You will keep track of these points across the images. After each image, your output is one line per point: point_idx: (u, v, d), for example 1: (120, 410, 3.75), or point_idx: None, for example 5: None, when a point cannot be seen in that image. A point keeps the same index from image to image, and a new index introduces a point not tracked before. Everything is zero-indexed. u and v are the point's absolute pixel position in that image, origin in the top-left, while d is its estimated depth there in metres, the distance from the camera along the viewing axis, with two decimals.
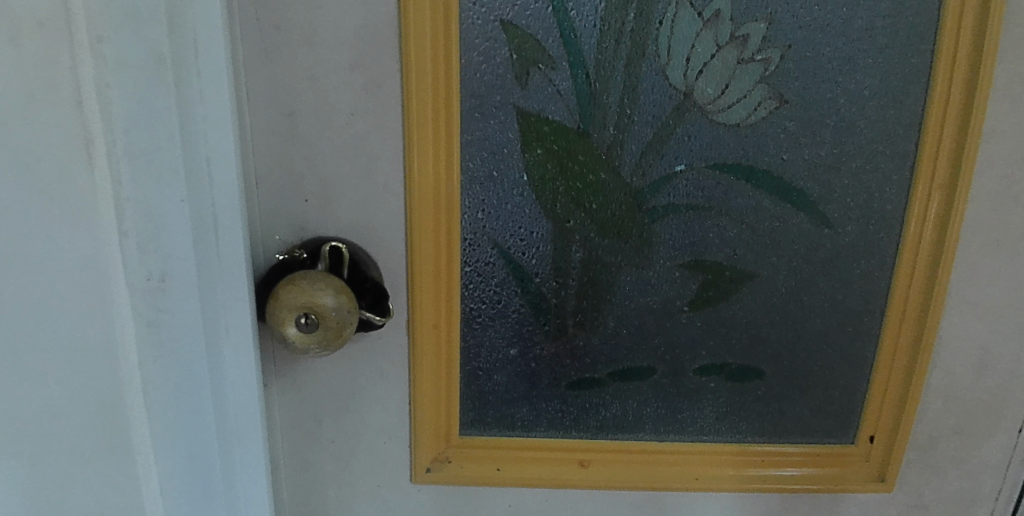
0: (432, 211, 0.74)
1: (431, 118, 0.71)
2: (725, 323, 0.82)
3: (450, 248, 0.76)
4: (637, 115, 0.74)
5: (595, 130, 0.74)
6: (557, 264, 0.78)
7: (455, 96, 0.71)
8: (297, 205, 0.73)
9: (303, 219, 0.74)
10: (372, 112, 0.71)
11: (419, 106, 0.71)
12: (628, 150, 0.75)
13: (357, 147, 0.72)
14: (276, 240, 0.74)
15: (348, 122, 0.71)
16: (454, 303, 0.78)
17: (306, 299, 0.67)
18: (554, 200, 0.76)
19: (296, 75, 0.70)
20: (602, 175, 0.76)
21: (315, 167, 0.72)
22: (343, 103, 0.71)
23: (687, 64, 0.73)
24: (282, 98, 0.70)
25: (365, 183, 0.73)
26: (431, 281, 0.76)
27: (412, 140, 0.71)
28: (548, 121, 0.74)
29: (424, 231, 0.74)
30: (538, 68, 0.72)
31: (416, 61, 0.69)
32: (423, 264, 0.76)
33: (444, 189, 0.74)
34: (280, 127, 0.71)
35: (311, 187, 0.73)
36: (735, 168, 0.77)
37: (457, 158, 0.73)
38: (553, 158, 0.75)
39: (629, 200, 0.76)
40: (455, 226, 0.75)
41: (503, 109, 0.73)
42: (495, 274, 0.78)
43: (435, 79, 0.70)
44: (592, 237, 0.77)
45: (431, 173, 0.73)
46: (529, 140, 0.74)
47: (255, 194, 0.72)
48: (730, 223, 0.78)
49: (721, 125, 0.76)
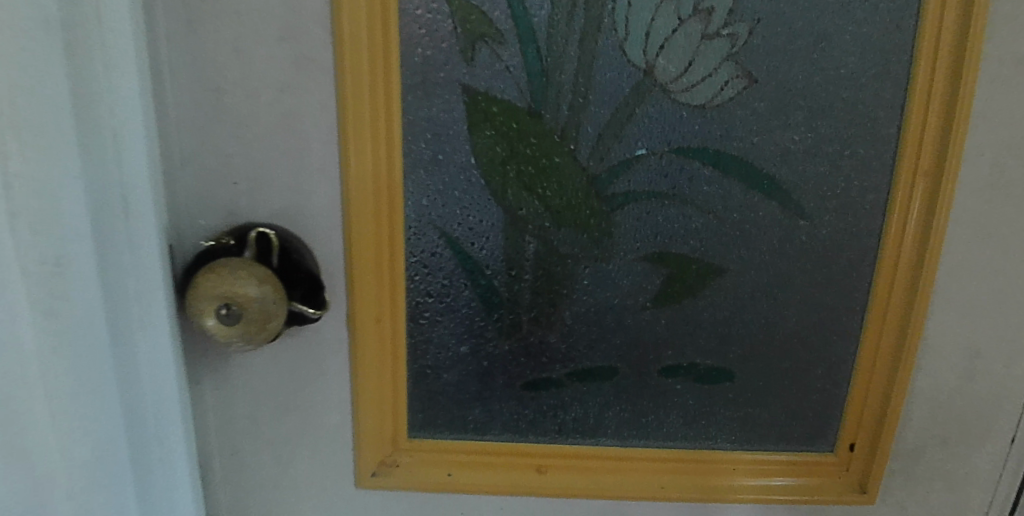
0: (372, 197, 0.69)
1: (368, 96, 0.66)
2: (692, 321, 0.76)
3: (393, 238, 0.71)
4: (593, 94, 0.69)
5: (548, 110, 0.69)
6: (510, 255, 0.73)
7: (394, 73, 0.66)
8: (227, 189, 0.68)
9: (234, 204, 0.69)
10: (304, 89, 0.66)
11: (354, 83, 0.65)
12: (584, 132, 0.70)
13: (289, 127, 0.67)
14: (205, 227, 0.69)
15: (280, 99, 0.66)
16: (398, 297, 0.73)
17: (227, 289, 0.62)
18: (505, 186, 0.71)
19: (221, 48, 0.65)
20: (556, 160, 0.70)
21: (245, 149, 0.67)
22: (273, 79, 0.66)
23: (647, 39, 0.68)
24: (206, 72, 0.65)
25: (299, 166, 0.68)
26: (372, 273, 0.71)
27: (348, 120, 0.66)
28: (496, 101, 0.68)
29: (363, 218, 0.69)
30: (486, 42, 0.67)
31: (350, 33, 0.64)
32: (363, 254, 0.70)
33: (384, 174, 0.69)
34: (205, 104, 0.66)
35: (241, 169, 0.68)
36: (701, 153, 0.71)
37: (397, 140, 0.68)
38: (503, 141, 0.69)
39: (586, 187, 0.71)
40: (398, 214, 0.70)
41: (447, 87, 0.68)
42: (443, 266, 0.73)
43: (371, 53, 0.65)
44: (546, 226, 0.72)
45: (369, 156, 0.68)
46: (476, 121, 0.69)
47: (180, 178, 0.68)
48: (696, 213, 0.73)
49: (686, 106, 0.70)
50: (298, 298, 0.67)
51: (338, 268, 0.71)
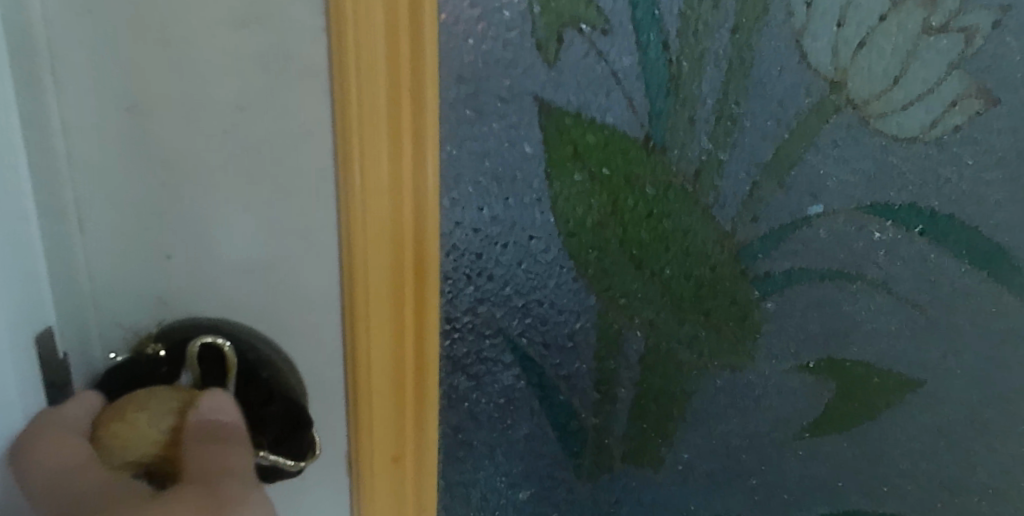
0: (390, 281, 0.43)
1: (387, 120, 0.40)
2: (864, 455, 0.51)
3: (421, 340, 0.45)
4: (747, 118, 0.43)
5: (676, 144, 0.43)
6: (601, 363, 0.47)
7: (431, 83, 0.40)
8: (155, 266, 0.42)
9: (168, 289, 0.43)
10: (278, 106, 0.39)
11: (366, 98, 0.39)
12: (730, 180, 0.44)
13: (254, 169, 0.40)
14: (122, 323, 0.43)
15: (237, 123, 0.39)
16: (427, 426, 0.47)
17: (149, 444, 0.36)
18: (600, 262, 0.45)
19: (134, 32, 0.37)
20: (683, 223, 0.44)
21: (183, 203, 0.41)
22: (225, 88, 0.39)
23: (839, 31, 0.42)
24: (111, 76, 0.38)
25: (270, 231, 0.41)
26: (388, 396, 0.45)
27: (354, 159, 0.39)
28: (594, 127, 0.42)
29: (376, 314, 0.43)
30: (581, 32, 0.41)
31: (357, 14, 0.37)
32: (374, 367, 0.44)
33: (410, 244, 0.43)
34: (112, 131, 0.39)
35: (177, 236, 0.42)
36: (905, 211, 0.46)
37: (431, 190, 0.42)
38: (601, 191, 0.43)
39: (725, 265, 0.45)
40: (430, 305, 0.45)
41: (515, 104, 0.42)
42: (496, 379, 0.47)
43: (393, 49, 0.39)
44: (660, 322, 0.46)
45: (387, 217, 0.41)
46: (560, 159, 0.43)
47: (78, 247, 0.41)
48: (887, 302, 0.47)
49: (889, 138, 0.44)
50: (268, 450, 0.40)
51: (333, 390, 0.44)
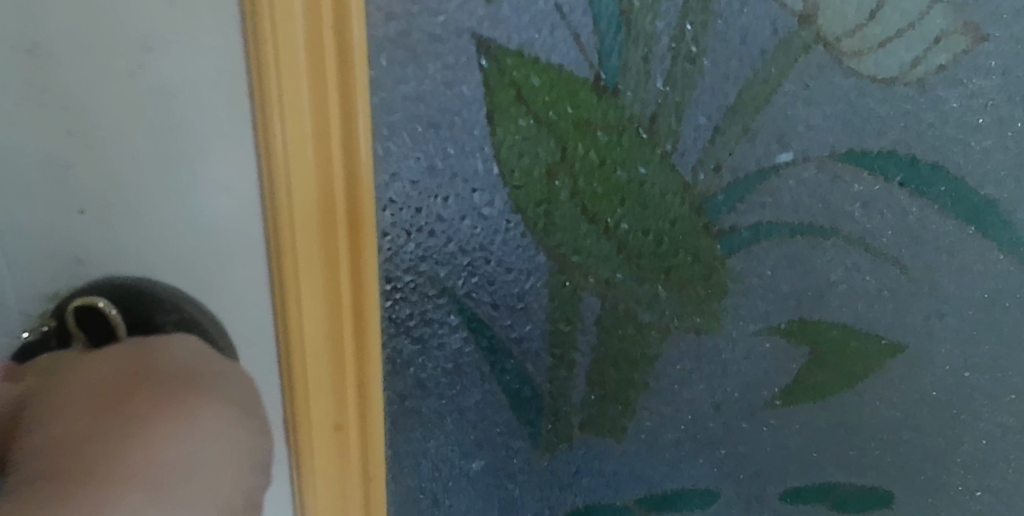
0: (320, 236, 0.40)
1: (307, 61, 0.37)
2: (841, 425, 0.48)
3: (360, 301, 0.43)
4: (706, 55, 0.39)
5: (628, 85, 0.39)
6: (555, 325, 0.44)
7: (355, 20, 0.37)
8: (68, 223, 0.39)
9: (84, 249, 0.40)
10: (187, 44, 0.36)
11: (281, 35, 0.36)
12: (689, 124, 0.40)
13: (169, 116, 0.37)
14: (36, 285, 0.40)
15: (144, 63, 0.36)
16: (370, 391, 0.45)
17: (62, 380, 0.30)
18: (550, 215, 0.41)
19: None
20: (639, 172, 0.41)
21: (94, 155, 0.38)
22: (128, 25, 0.35)
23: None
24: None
25: (190, 183, 0.38)
26: (326, 357, 0.43)
27: (274, 105, 0.37)
28: (538, 67, 0.39)
29: (307, 272, 0.40)
30: None
31: None
32: (308, 327, 0.42)
33: (341, 197, 0.40)
34: (5, 76, 0.35)
35: (89, 190, 0.38)
36: (885, 160, 0.42)
37: (362, 139, 0.39)
38: (548, 138, 0.40)
39: (686, 218, 0.42)
40: (368, 263, 0.42)
41: (450, 44, 0.38)
42: (443, 343, 0.44)
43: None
44: (616, 280, 0.43)
45: (313, 167, 0.39)
46: (503, 103, 0.39)
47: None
48: (865, 259, 0.43)
49: (866, 78, 0.40)
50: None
51: (264, 352, 0.42)
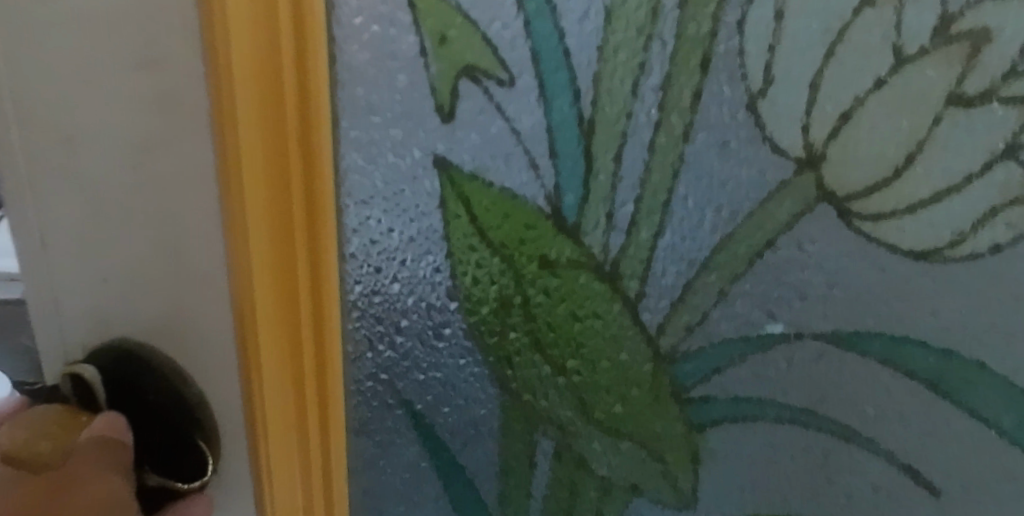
0: (286, 338, 0.39)
1: (269, 167, 0.35)
2: None
3: (326, 401, 0.41)
4: (678, 202, 0.34)
5: (589, 226, 0.35)
6: (509, 458, 0.41)
7: (324, 129, 0.35)
8: (76, 297, 0.40)
9: (91, 322, 0.41)
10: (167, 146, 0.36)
11: (246, 142, 0.34)
12: (656, 275, 0.35)
13: (155, 211, 0.37)
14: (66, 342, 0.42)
15: (133, 161, 0.36)
16: (334, 487, 0.44)
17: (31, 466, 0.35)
18: (502, 346, 0.39)
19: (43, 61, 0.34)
20: (597, 322, 0.37)
21: (98, 239, 0.39)
22: (121, 129, 0.36)
23: (812, 102, 0.31)
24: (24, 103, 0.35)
25: (180, 274, 0.39)
26: (294, 449, 0.42)
27: (240, 208, 0.36)
28: (491, 196, 0.36)
29: (270, 372, 0.40)
30: (476, 81, 0.34)
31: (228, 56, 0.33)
32: (275, 425, 0.41)
33: (306, 298, 0.39)
34: (31, 159, 0.37)
35: (93, 270, 0.40)
36: (898, 351, 0.34)
37: (329, 244, 0.38)
38: (502, 272, 0.37)
39: (648, 382, 0.37)
40: (332, 365, 0.41)
41: (408, 162, 0.36)
42: (401, 452, 0.43)
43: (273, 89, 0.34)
44: (573, 429, 0.39)
45: (275, 268, 0.37)
46: (458, 228, 0.37)
47: (25, 265, 0.39)
48: (862, 453, 0.37)
49: (885, 247, 0.33)
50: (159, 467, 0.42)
51: (236, 438, 0.42)
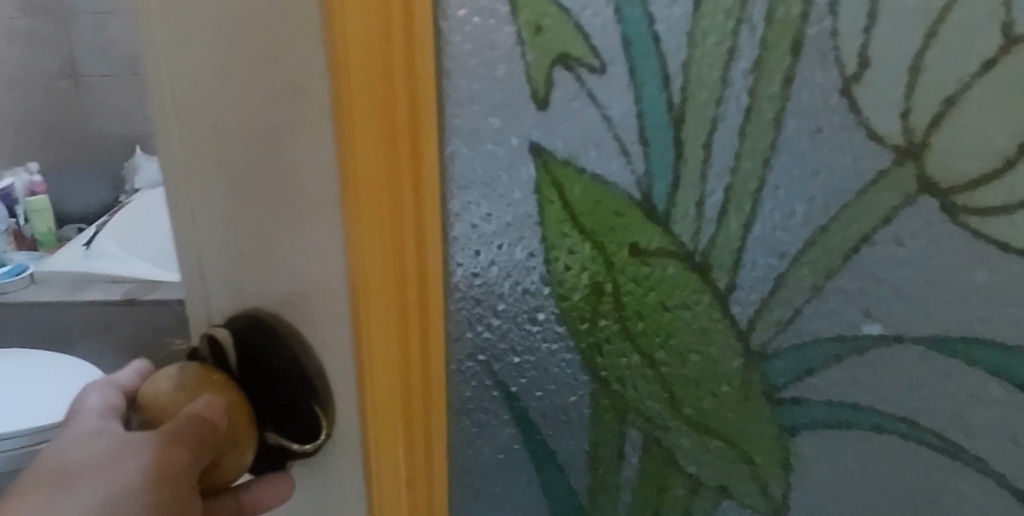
0: (390, 329, 0.38)
1: (377, 136, 0.35)
2: None
3: (428, 390, 0.41)
4: (769, 191, 0.35)
5: (678, 215, 0.36)
6: (600, 445, 0.41)
7: (429, 104, 0.36)
8: (221, 267, 0.43)
9: (233, 293, 0.43)
10: (291, 128, 0.37)
11: (356, 110, 0.34)
12: (747, 267, 0.36)
13: (283, 191, 0.38)
14: (210, 308, 0.44)
15: (265, 142, 0.38)
16: (435, 476, 0.43)
17: (159, 419, 0.39)
18: (593, 333, 0.38)
19: (198, 49, 0.38)
20: (686, 311, 0.37)
21: (239, 213, 0.40)
22: (258, 110, 0.37)
23: (912, 94, 0.33)
24: (185, 91, 0.39)
25: (306, 252, 0.39)
26: (397, 433, 0.40)
27: (360, 181, 0.35)
28: (583, 181, 0.36)
29: (382, 364, 0.38)
30: (570, 69, 0.35)
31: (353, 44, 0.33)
32: (380, 419, 0.39)
33: (413, 273, 0.38)
34: (186, 141, 0.40)
35: (234, 242, 0.42)
36: (990, 352, 0.36)
37: (431, 217, 0.38)
38: (595, 260, 0.37)
39: (740, 377, 0.37)
40: (435, 344, 0.40)
41: (505, 147, 0.37)
42: (494, 438, 0.43)
43: (383, 56, 0.34)
44: (662, 417, 0.39)
45: (374, 240, 0.36)
46: (551, 214, 0.37)
47: (182, 238, 0.43)
48: (954, 451, 0.38)
49: (993, 241, 0.34)
50: (275, 433, 0.42)
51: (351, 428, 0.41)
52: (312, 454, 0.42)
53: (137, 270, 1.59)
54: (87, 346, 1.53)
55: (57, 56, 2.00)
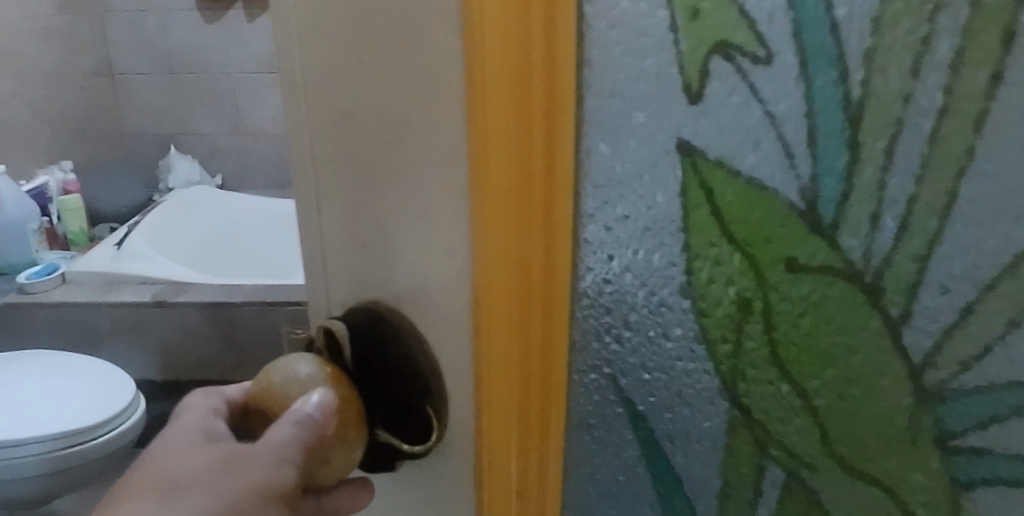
0: (511, 329, 0.36)
1: (510, 130, 0.33)
2: None
3: (547, 395, 0.38)
4: (962, 205, 0.30)
5: (847, 229, 0.31)
6: (736, 479, 0.37)
7: (568, 97, 0.33)
8: (344, 259, 0.42)
9: (355, 285, 0.42)
10: (425, 117, 0.35)
11: (491, 102, 0.33)
12: (928, 291, 0.31)
13: (411, 182, 0.37)
14: (330, 296, 0.44)
15: (398, 131, 0.36)
16: (548, 489, 0.40)
17: (271, 409, 0.39)
18: (737, 355, 0.34)
19: (337, 29, 0.37)
20: (850, 338, 0.32)
21: (367, 205, 0.39)
22: (391, 100, 0.36)
23: None
24: (320, 72, 0.38)
25: (428, 243, 0.38)
26: (511, 438, 0.38)
27: (488, 173, 0.34)
28: (738, 185, 0.32)
29: (501, 364, 0.36)
30: (729, 60, 0.31)
31: (490, 37, 0.32)
32: (495, 421, 0.38)
33: (539, 274, 0.36)
34: (318, 130, 0.40)
35: (359, 233, 0.40)
36: None
37: (561, 214, 0.35)
38: (745, 274, 0.33)
39: (910, 419, 0.32)
40: (558, 351, 0.37)
41: (650, 145, 0.33)
42: (615, 460, 0.39)
43: (524, 43, 0.32)
44: (812, 456, 0.35)
45: (501, 236, 0.34)
46: (699, 220, 0.33)
47: (308, 223, 0.42)
48: None
49: None
50: (386, 430, 0.40)
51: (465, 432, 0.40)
52: (421, 455, 0.40)
53: (160, 269, 1.69)
54: (113, 346, 1.65)
55: (85, 54, 2.10)
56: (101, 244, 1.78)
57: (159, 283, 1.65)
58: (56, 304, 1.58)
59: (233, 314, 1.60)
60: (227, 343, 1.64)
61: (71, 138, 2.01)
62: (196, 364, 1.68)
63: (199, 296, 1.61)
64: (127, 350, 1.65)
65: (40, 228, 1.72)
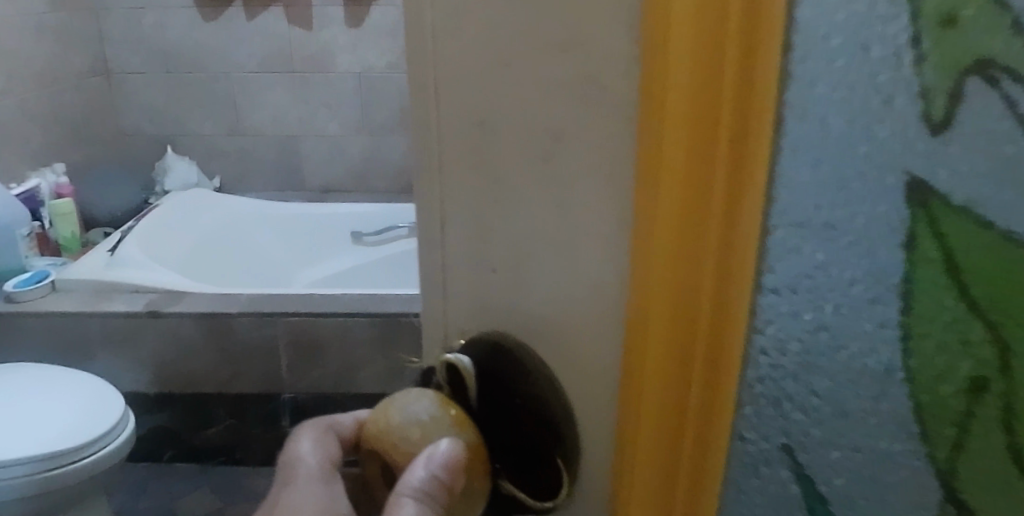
0: (670, 364, 0.32)
1: (687, 159, 0.29)
2: None
3: (706, 447, 0.32)
4: None
5: None
6: None
7: (762, 103, 0.27)
8: (474, 281, 0.35)
9: (482, 312, 0.36)
10: (600, 119, 0.30)
11: (668, 127, 0.29)
12: None
13: (575, 194, 0.32)
14: (447, 324, 0.37)
15: (563, 133, 0.31)
16: None
17: (387, 451, 0.36)
18: (963, 441, 0.28)
19: (488, 20, 0.30)
20: None
21: (512, 219, 0.33)
22: (559, 96, 0.30)
23: None
24: (461, 72, 0.31)
25: (574, 278, 0.33)
26: (656, 485, 0.33)
27: (660, 186, 0.29)
28: (988, 239, 0.26)
29: (654, 401, 0.32)
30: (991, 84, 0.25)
31: (677, 29, 0.27)
32: (641, 463, 0.33)
33: (708, 311, 0.31)
34: (448, 130, 0.32)
35: (497, 252, 0.34)
36: None
37: (744, 242, 0.29)
38: (986, 344, 0.27)
39: None
40: (723, 410, 0.32)
41: (871, 183, 0.27)
42: None
43: (714, 55, 0.27)
44: None
45: (665, 277, 0.31)
46: (928, 278, 0.27)
47: (428, 244, 0.35)
48: None
49: None
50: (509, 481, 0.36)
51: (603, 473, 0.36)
52: (545, 511, 0.37)
53: (161, 279, 1.62)
54: (105, 357, 1.58)
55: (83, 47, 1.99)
56: (95, 252, 1.70)
57: (155, 292, 1.60)
58: (49, 312, 1.52)
59: (229, 325, 1.55)
60: (220, 357, 1.59)
61: (68, 137, 1.91)
62: (191, 380, 1.62)
63: (192, 306, 1.56)
64: (119, 363, 1.59)
65: (32, 230, 1.64)
